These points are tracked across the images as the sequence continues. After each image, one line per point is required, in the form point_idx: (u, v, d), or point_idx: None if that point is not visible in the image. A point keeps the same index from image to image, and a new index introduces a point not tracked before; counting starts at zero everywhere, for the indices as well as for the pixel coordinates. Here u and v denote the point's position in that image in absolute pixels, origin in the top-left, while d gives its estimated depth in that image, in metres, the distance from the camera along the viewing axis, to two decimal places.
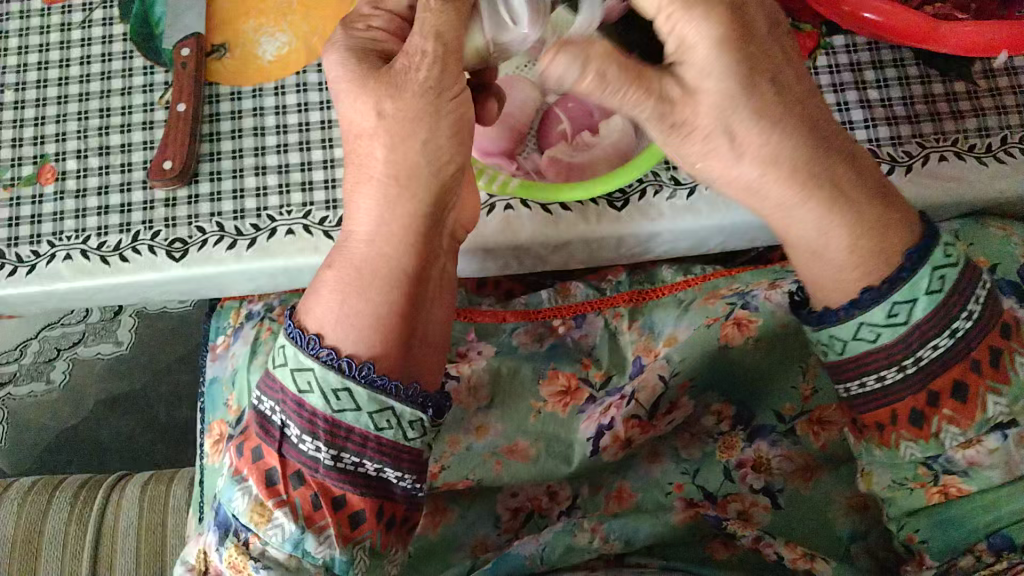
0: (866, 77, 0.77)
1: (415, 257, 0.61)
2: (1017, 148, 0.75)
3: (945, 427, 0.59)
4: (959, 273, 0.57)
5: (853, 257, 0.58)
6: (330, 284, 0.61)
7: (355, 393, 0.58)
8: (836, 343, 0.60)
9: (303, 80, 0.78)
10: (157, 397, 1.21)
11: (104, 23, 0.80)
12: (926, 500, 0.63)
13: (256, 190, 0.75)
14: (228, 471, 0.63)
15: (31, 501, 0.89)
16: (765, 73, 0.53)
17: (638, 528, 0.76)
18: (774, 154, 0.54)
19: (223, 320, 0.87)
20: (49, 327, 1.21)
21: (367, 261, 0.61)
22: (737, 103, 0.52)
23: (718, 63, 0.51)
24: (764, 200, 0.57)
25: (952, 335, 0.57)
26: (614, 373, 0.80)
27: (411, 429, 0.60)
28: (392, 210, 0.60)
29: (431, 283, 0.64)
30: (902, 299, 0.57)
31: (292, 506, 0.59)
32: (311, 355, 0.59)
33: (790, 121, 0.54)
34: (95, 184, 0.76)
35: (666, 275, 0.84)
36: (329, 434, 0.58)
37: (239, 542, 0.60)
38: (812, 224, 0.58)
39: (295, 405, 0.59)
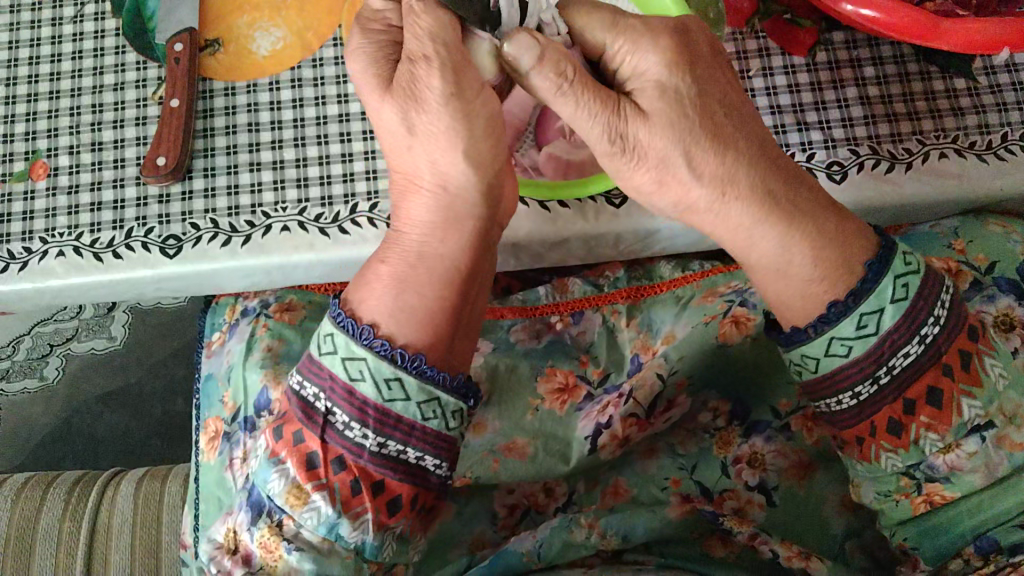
0: (866, 74, 0.77)
1: (467, 251, 0.62)
2: (1017, 146, 0.75)
3: (923, 434, 0.60)
4: (921, 280, 0.59)
5: (820, 268, 0.60)
6: (384, 277, 0.61)
7: (406, 382, 0.57)
8: (809, 361, 0.61)
9: (298, 75, 0.77)
10: (152, 391, 1.21)
11: (96, 18, 0.79)
12: (912, 510, 0.63)
13: (251, 187, 0.74)
14: (263, 452, 0.63)
15: (25, 498, 0.89)
16: (716, 101, 0.57)
17: (636, 524, 0.76)
18: (732, 175, 0.57)
19: (219, 316, 0.86)
20: (42, 323, 1.05)
21: (422, 258, 0.62)
22: (690, 125, 0.56)
23: (670, 83, 0.55)
24: (725, 220, 0.60)
25: (921, 342, 0.59)
26: (611, 371, 0.79)
27: (453, 420, 0.59)
28: (445, 209, 0.61)
29: (475, 279, 0.64)
30: (869, 309, 0.59)
31: (330, 491, 0.60)
32: (364, 345, 0.58)
33: (740, 145, 0.57)
34: (88, 180, 0.75)
35: (665, 271, 0.82)
36: (377, 423, 0.58)
37: (272, 523, 0.62)
38: (774, 241, 0.60)
39: (345, 392, 0.58)
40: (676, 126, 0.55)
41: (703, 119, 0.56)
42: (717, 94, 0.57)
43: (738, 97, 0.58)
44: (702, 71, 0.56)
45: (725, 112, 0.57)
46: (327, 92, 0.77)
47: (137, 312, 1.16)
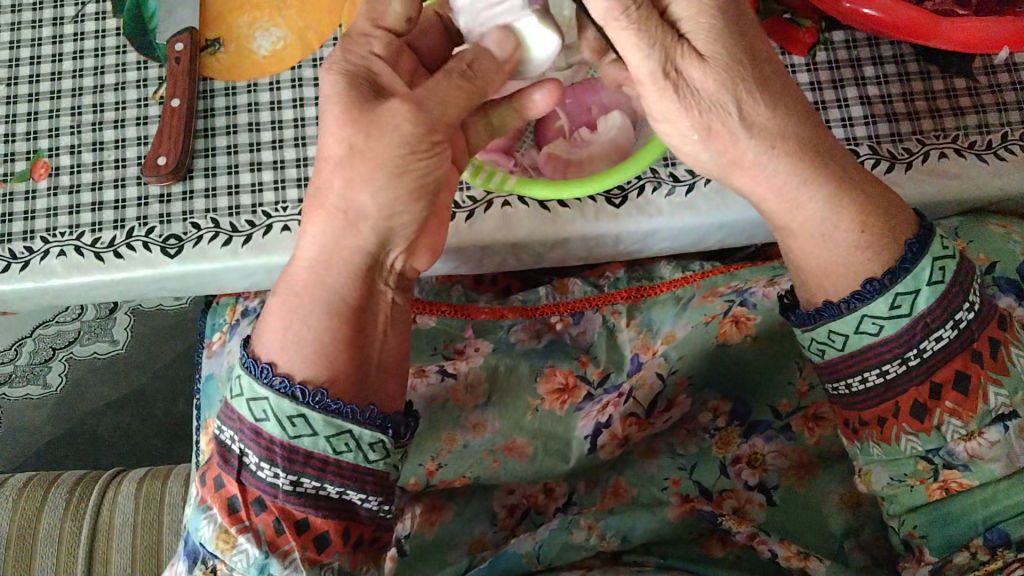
0: (866, 73, 0.77)
1: (357, 288, 0.62)
2: (1018, 145, 0.75)
3: (947, 420, 0.60)
4: (957, 265, 0.59)
5: (866, 236, 0.60)
6: (276, 311, 0.61)
7: (310, 418, 0.58)
8: (836, 338, 0.61)
9: (298, 75, 0.77)
10: (152, 391, 1.20)
11: (97, 17, 0.79)
12: (926, 496, 0.63)
13: (251, 186, 0.75)
14: (195, 499, 0.63)
15: (26, 497, 0.89)
16: (763, 57, 0.57)
17: (635, 525, 0.76)
18: (779, 130, 0.58)
19: (219, 317, 0.86)
20: (43, 326, 1.15)
21: (308, 288, 0.61)
22: (743, 72, 0.56)
23: (722, 29, 0.55)
24: (771, 181, 0.60)
25: (954, 326, 0.58)
26: (611, 371, 0.79)
27: (371, 452, 0.59)
28: (341, 237, 0.60)
29: (377, 317, 0.64)
30: (905, 289, 0.58)
31: (254, 532, 0.59)
32: (265, 384, 0.59)
33: (790, 101, 0.58)
34: (89, 179, 0.75)
35: (665, 271, 0.82)
36: (286, 460, 0.58)
37: (208, 569, 0.61)
38: (818, 205, 0.60)
39: (253, 433, 0.59)
40: (727, 77, 0.55)
41: (754, 66, 0.56)
42: (765, 50, 0.57)
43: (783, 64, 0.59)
44: (754, 26, 0.57)
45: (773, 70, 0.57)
46: None
47: (138, 315, 1.19)
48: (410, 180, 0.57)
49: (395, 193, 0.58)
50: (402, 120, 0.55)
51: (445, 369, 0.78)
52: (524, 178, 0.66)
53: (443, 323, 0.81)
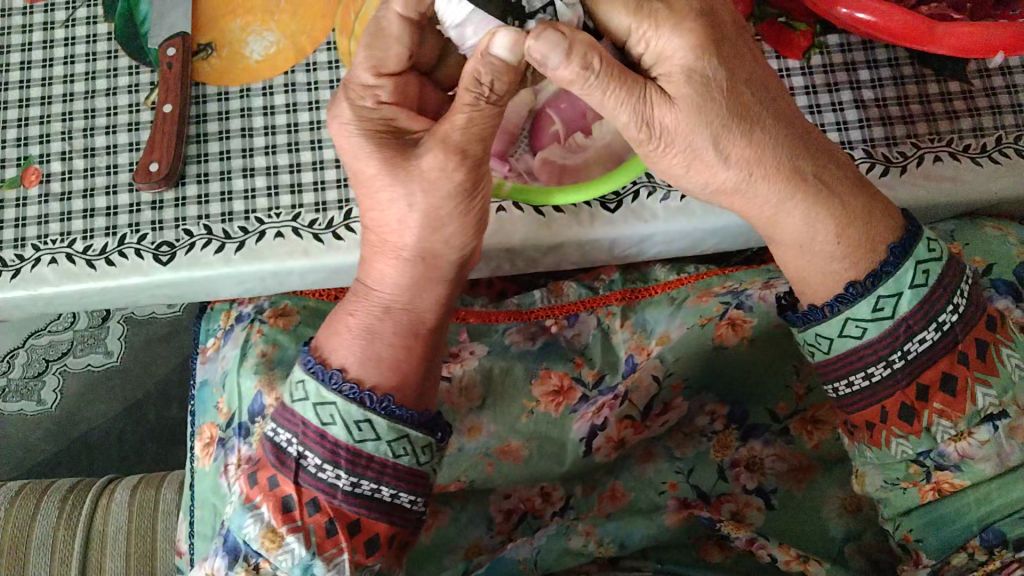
0: (860, 77, 0.77)
1: (435, 309, 0.63)
2: (1012, 148, 0.75)
3: (935, 421, 0.59)
4: (942, 267, 0.59)
5: (843, 247, 0.60)
6: (354, 328, 0.61)
7: (375, 422, 0.57)
8: (823, 341, 0.61)
9: (292, 80, 0.77)
10: (146, 396, 1.19)
11: (87, 22, 0.78)
12: (919, 499, 0.63)
13: (245, 192, 0.74)
14: (237, 498, 0.61)
15: (19, 504, 0.88)
16: (743, 77, 0.55)
17: (632, 531, 0.75)
18: (758, 154, 0.57)
19: (214, 322, 0.85)
20: (36, 336, 1.18)
21: (388, 311, 0.62)
22: (718, 107, 0.54)
23: (697, 65, 0.53)
24: (752, 198, 0.59)
25: (937, 328, 0.58)
26: (606, 373, 0.78)
27: (424, 455, 0.59)
28: (420, 273, 0.61)
29: (443, 331, 0.65)
30: (887, 293, 0.58)
31: (305, 533, 0.58)
32: (334, 390, 0.58)
33: (769, 125, 0.57)
34: (80, 186, 0.74)
35: (661, 274, 0.81)
36: (350, 462, 0.57)
37: (249, 567, 0.59)
38: (798, 217, 0.60)
39: (317, 436, 0.58)
40: (701, 111, 0.54)
41: (731, 97, 0.54)
42: (744, 75, 0.55)
43: (762, 75, 0.57)
44: (728, 48, 0.54)
45: (752, 91, 0.55)
46: (321, 97, 0.76)
47: (129, 323, 1.20)
48: (469, 218, 0.60)
49: (458, 231, 0.60)
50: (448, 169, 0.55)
51: (440, 372, 0.77)
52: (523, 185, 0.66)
53: None
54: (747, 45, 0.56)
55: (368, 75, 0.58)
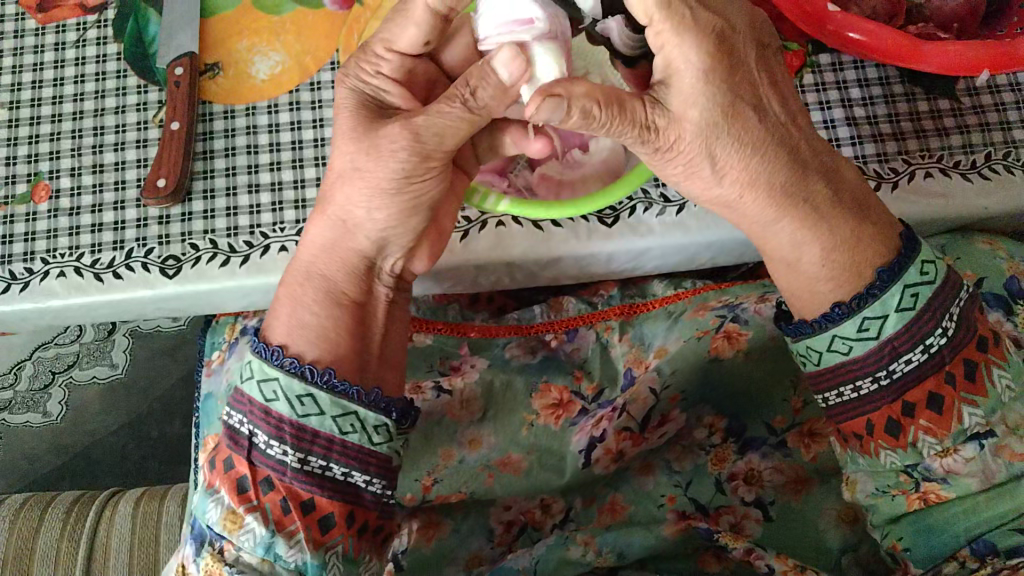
0: (852, 95, 0.78)
1: (357, 283, 0.65)
2: (1001, 165, 0.77)
3: (921, 437, 0.61)
4: (934, 290, 0.60)
5: (829, 270, 0.62)
6: (283, 298, 0.64)
7: (318, 397, 0.59)
8: (813, 353, 0.63)
9: (296, 98, 0.79)
10: (149, 411, 1.20)
11: (98, 43, 0.80)
12: (907, 507, 0.64)
13: (250, 208, 0.76)
14: (203, 486, 0.64)
15: (23, 517, 0.89)
16: (747, 103, 0.57)
17: (631, 542, 0.76)
18: (748, 177, 0.60)
19: (219, 335, 0.87)
20: (43, 348, 1.19)
21: (310, 277, 0.65)
22: (719, 131, 0.57)
23: (703, 92, 0.55)
24: (740, 215, 0.63)
25: (925, 350, 0.59)
26: (606, 386, 0.80)
27: (376, 434, 0.60)
28: (339, 240, 0.64)
29: (379, 307, 0.67)
30: (872, 314, 0.60)
31: (262, 511, 0.59)
32: (276, 365, 0.60)
33: (767, 147, 0.59)
34: (89, 202, 0.76)
35: (658, 289, 0.83)
36: (295, 438, 0.59)
37: (215, 551, 0.60)
38: (787, 238, 0.62)
39: (262, 413, 0.60)
40: (704, 133, 0.57)
41: (733, 120, 0.57)
42: (750, 97, 0.57)
43: (770, 99, 0.59)
44: (738, 76, 0.56)
45: (755, 116, 0.58)
46: (324, 115, 0.78)
47: (136, 336, 1.21)
48: (400, 202, 0.61)
49: (388, 212, 0.61)
50: (403, 151, 0.57)
51: (441, 385, 0.78)
52: (520, 200, 0.67)
53: (438, 340, 0.81)
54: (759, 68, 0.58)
55: (374, 74, 0.61)
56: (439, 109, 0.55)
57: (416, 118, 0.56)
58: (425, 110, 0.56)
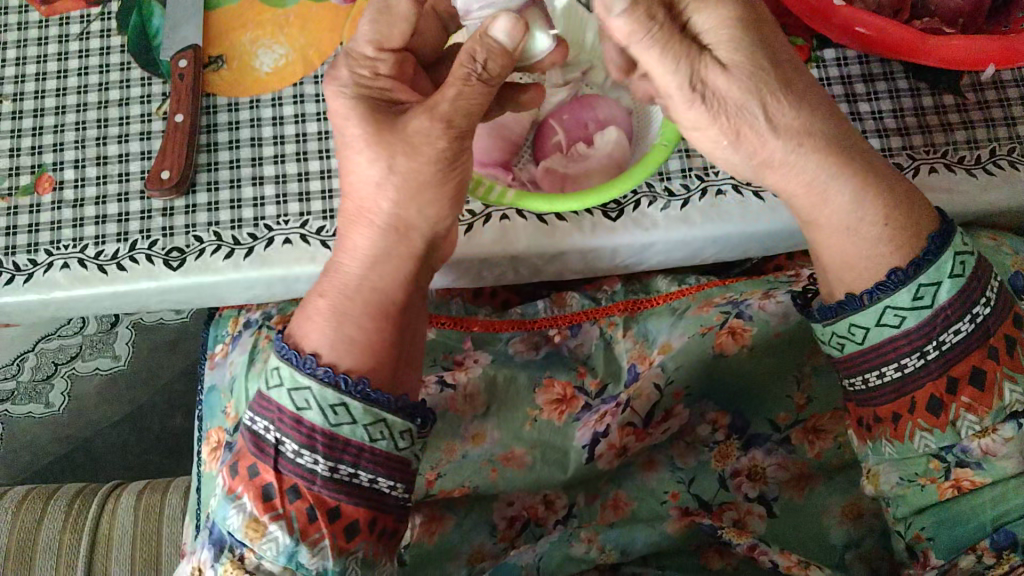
0: (856, 90, 0.78)
1: (403, 287, 0.65)
2: (1005, 161, 0.77)
3: (962, 415, 0.60)
4: (976, 262, 0.61)
5: (889, 233, 0.62)
6: (323, 310, 0.63)
7: (351, 406, 0.59)
8: (857, 331, 0.62)
9: (300, 91, 0.79)
10: (150, 404, 1.20)
11: (102, 35, 0.80)
12: (937, 495, 0.63)
13: (253, 200, 0.76)
14: (220, 490, 0.62)
15: (25, 510, 0.89)
16: (785, 60, 0.58)
17: (635, 537, 0.76)
18: (803, 132, 0.59)
19: (222, 329, 0.87)
20: (46, 339, 1.19)
21: (361, 290, 0.64)
22: (767, 79, 0.57)
23: (749, 40, 0.56)
24: (799, 174, 0.61)
25: (971, 320, 0.59)
26: (608, 381, 0.80)
27: (401, 440, 0.61)
28: (393, 247, 0.64)
29: (415, 309, 0.67)
30: (928, 281, 0.59)
31: (287, 520, 0.59)
32: (308, 373, 0.60)
33: (813, 106, 0.59)
34: (93, 193, 0.76)
35: (662, 285, 0.84)
36: (327, 447, 0.59)
37: (234, 558, 0.60)
38: (843, 201, 0.62)
39: (292, 422, 0.59)
40: (752, 84, 0.56)
41: (778, 73, 0.57)
42: (787, 56, 0.58)
43: (803, 63, 0.60)
44: (770, 33, 0.57)
45: (796, 72, 0.58)
46: (328, 108, 0.78)
47: (139, 328, 1.21)
48: (447, 191, 0.62)
49: (438, 206, 0.63)
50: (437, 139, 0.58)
51: (444, 379, 0.79)
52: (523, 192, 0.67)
53: (442, 335, 0.81)
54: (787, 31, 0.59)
55: (372, 76, 0.60)
56: (458, 93, 0.56)
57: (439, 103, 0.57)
58: (446, 96, 0.56)
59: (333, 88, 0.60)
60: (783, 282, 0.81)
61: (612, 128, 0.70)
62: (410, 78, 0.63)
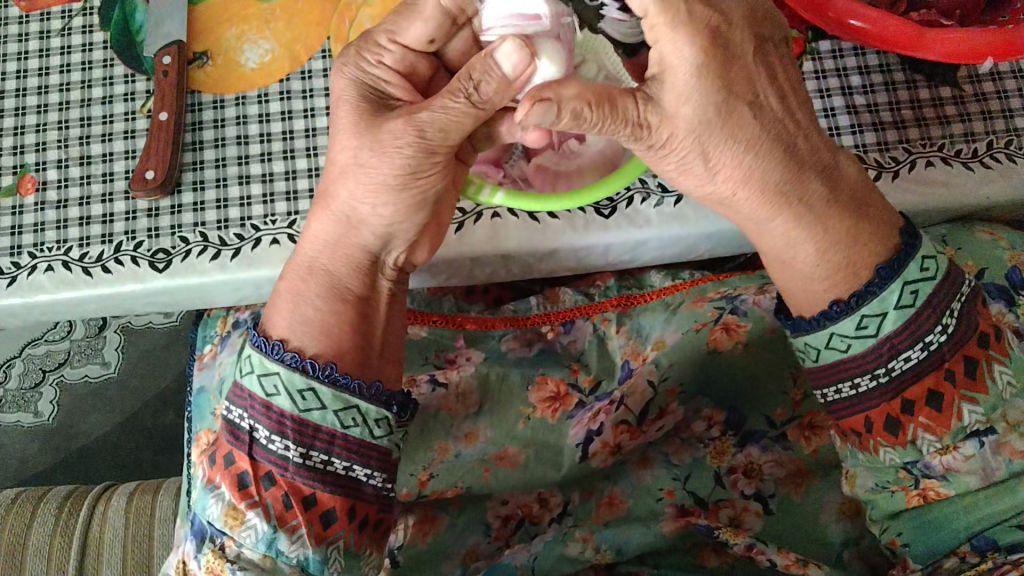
0: (852, 82, 0.77)
1: (359, 276, 0.64)
2: (1003, 153, 0.76)
3: (920, 435, 0.60)
4: (935, 286, 0.59)
5: (825, 267, 0.61)
6: (284, 294, 0.63)
7: (320, 392, 0.58)
8: (812, 350, 0.62)
9: (287, 88, 0.77)
10: (141, 406, 1.19)
11: (83, 31, 0.79)
12: (906, 503, 0.63)
13: (240, 200, 0.74)
14: (202, 480, 0.62)
15: (14, 513, 0.88)
16: (743, 100, 0.56)
17: (630, 538, 0.76)
18: (745, 174, 0.59)
19: (211, 328, 0.86)
20: (33, 345, 1.18)
21: (313, 272, 0.63)
22: (710, 128, 0.56)
23: (698, 90, 0.54)
24: (734, 211, 0.62)
25: (924, 348, 0.58)
26: (603, 379, 0.79)
27: (377, 427, 0.60)
28: (342, 236, 0.62)
29: (383, 295, 0.66)
30: (871, 312, 0.59)
31: (264, 507, 0.58)
32: (277, 359, 0.59)
33: (763, 147, 0.58)
34: (77, 194, 0.74)
35: (655, 280, 0.81)
36: (296, 433, 0.58)
37: (216, 547, 0.60)
38: (781, 236, 0.62)
39: (263, 408, 0.59)
40: (695, 130, 0.56)
41: (726, 119, 0.56)
42: (746, 95, 0.55)
43: (769, 97, 0.57)
44: (730, 73, 0.54)
45: (751, 113, 0.56)
46: (315, 105, 0.77)
47: (127, 333, 1.20)
48: (406, 198, 0.60)
49: (394, 208, 0.60)
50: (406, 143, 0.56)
51: (436, 378, 0.77)
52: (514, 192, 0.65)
53: (433, 333, 0.79)
54: (761, 64, 0.56)
55: (375, 63, 0.59)
56: (441, 103, 0.54)
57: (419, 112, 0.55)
58: (428, 106, 0.55)
59: (338, 67, 0.60)
60: None
61: None
62: (421, 85, 0.61)
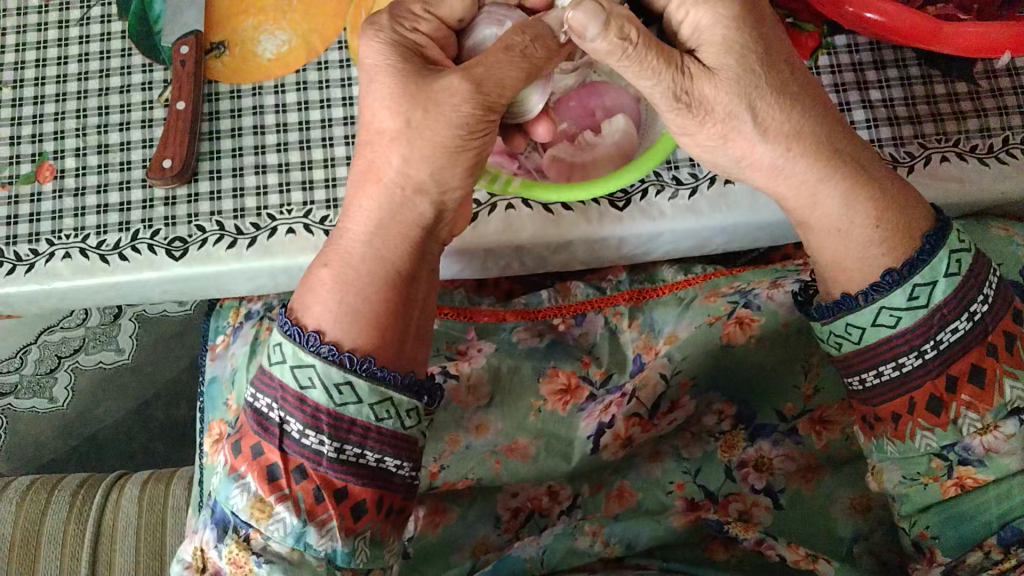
0: (867, 77, 0.77)
1: (409, 257, 0.62)
2: (1019, 149, 0.76)
3: (963, 413, 0.60)
4: (972, 258, 0.60)
5: (882, 232, 0.60)
6: (326, 279, 0.61)
7: (357, 385, 0.58)
8: (853, 331, 0.61)
9: (303, 78, 0.78)
10: (154, 393, 1.20)
11: (102, 21, 0.79)
12: (941, 494, 0.63)
13: (256, 189, 0.75)
14: (222, 469, 0.62)
15: (30, 500, 0.89)
16: (781, 60, 0.57)
17: (639, 532, 0.76)
18: (794, 131, 0.58)
19: (223, 319, 0.86)
20: (49, 332, 1.19)
21: (365, 261, 0.61)
22: (757, 81, 0.56)
23: (737, 39, 0.55)
24: (789, 177, 0.60)
25: (969, 319, 0.59)
26: (614, 372, 0.78)
27: (408, 418, 0.60)
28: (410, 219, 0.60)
29: (422, 286, 0.64)
30: (922, 281, 0.59)
31: (294, 501, 0.58)
32: (311, 351, 0.58)
33: (807, 103, 0.58)
34: (95, 182, 0.75)
35: (668, 275, 0.81)
36: (332, 428, 0.58)
37: (239, 538, 0.59)
38: (835, 202, 0.60)
39: (296, 400, 0.58)
40: (739, 85, 0.56)
41: (771, 73, 0.56)
42: (783, 55, 0.57)
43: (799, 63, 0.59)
44: (768, 31, 0.57)
45: (788, 71, 0.58)
46: (331, 96, 0.77)
47: (142, 321, 1.20)
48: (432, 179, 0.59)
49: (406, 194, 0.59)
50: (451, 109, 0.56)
51: (447, 370, 0.77)
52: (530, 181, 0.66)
53: (444, 326, 0.80)
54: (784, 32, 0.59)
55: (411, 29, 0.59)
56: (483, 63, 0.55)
57: (474, 67, 0.55)
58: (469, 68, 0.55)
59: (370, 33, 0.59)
60: (792, 269, 0.79)
61: (620, 116, 0.69)
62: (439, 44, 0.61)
